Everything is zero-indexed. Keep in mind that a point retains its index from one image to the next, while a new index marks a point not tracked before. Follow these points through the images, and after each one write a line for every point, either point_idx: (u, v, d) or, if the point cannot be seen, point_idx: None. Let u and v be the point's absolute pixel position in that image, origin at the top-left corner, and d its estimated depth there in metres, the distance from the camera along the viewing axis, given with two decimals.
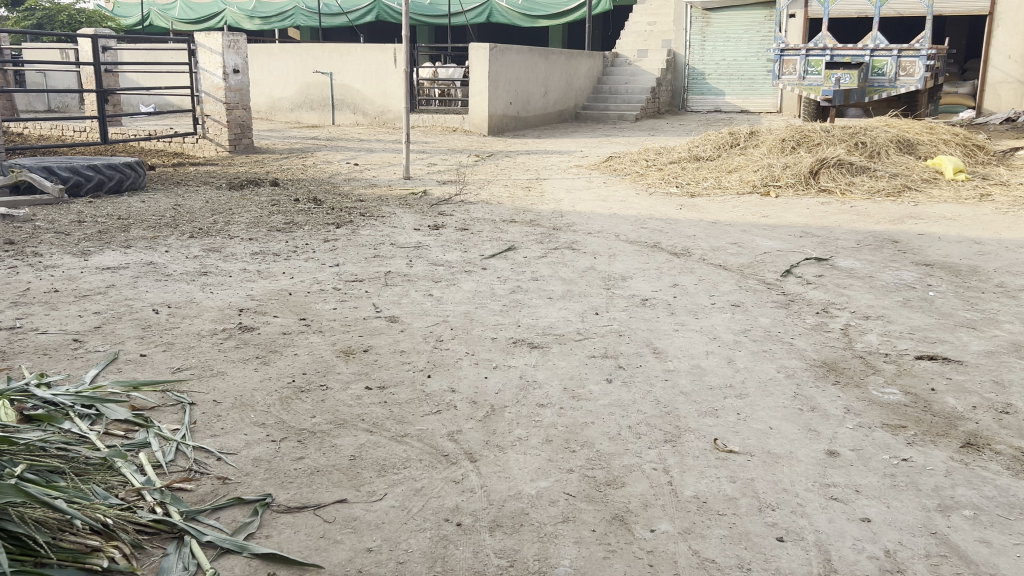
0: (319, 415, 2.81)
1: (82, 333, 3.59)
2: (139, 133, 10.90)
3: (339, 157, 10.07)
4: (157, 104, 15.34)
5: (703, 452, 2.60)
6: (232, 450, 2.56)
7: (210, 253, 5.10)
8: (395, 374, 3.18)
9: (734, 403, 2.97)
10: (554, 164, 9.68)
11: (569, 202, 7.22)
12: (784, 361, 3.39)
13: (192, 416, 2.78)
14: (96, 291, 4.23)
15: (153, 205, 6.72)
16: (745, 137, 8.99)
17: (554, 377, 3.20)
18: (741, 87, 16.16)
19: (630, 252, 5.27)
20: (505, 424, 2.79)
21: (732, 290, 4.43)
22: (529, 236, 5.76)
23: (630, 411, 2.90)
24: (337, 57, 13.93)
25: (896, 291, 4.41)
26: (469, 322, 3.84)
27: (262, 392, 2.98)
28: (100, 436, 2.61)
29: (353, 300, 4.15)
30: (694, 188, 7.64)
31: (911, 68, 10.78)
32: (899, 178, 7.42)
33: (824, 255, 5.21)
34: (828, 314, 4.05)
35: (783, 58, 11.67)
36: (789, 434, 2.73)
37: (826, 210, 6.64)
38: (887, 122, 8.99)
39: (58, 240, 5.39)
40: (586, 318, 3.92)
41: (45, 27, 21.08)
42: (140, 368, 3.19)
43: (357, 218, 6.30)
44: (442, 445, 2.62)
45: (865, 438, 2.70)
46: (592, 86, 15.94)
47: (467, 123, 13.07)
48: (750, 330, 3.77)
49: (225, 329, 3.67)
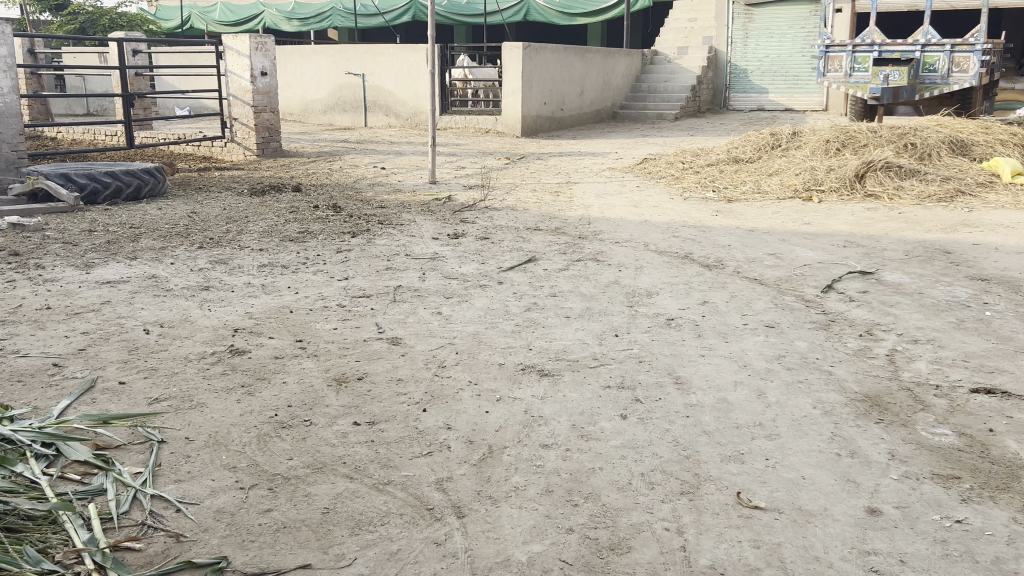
0: (297, 458, 2.54)
1: (64, 356, 3.37)
2: (169, 137, 10.81)
3: (366, 160, 9.88)
4: (192, 107, 15.37)
5: (724, 508, 2.28)
6: (195, 499, 2.30)
7: (217, 265, 4.89)
8: (387, 408, 2.90)
9: (763, 446, 2.63)
10: (587, 167, 9.36)
11: (598, 208, 6.91)
12: (821, 395, 3.03)
13: (158, 457, 2.53)
14: (89, 308, 4.02)
15: (169, 213, 6.57)
16: (787, 137, 8.58)
17: (562, 412, 2.89)
18: (785, 84, 15.64)
19: (659, 264, 4.93)
20: (501, 470, 2.49)
21: (766, 308, 4.07)
22: (552, 246, 5.45)
23: (644, 455, 2.59)
24: (370, 58, 13.75)
25: (949, 311, 4.02)
26: (476, 345, 3.55)
27: (239, 428, 2.73)
28: (55, 480, 2.37)
29: (355, 319, 3.89)
30: (731, 192, 7.26)
31: (965, 64, 10.20)
32: (951, 182, 6.96)
33: (869, 268, 4.81)
34: (872, 336, 3.69)
35: (828, 54, 11.20)
36: (825, 486, 2.39)
37: (872, 216, 6.23)
38: (940, 121, 8.51)
39: (65, 250, 5.23)
40: (604, 341, 3.61)
41: (87, 30, 21.37)
42: (116, 398, 2.96)
43: (375, 226, 6.06)
44: (428, 497, 2.33)
45: (912, 492, 2.35)
46: (630, 85, 15.55)
47: (500, 124, 12.79)
48: (784, 356, 3.42)
49: (215, 353, 3.43)
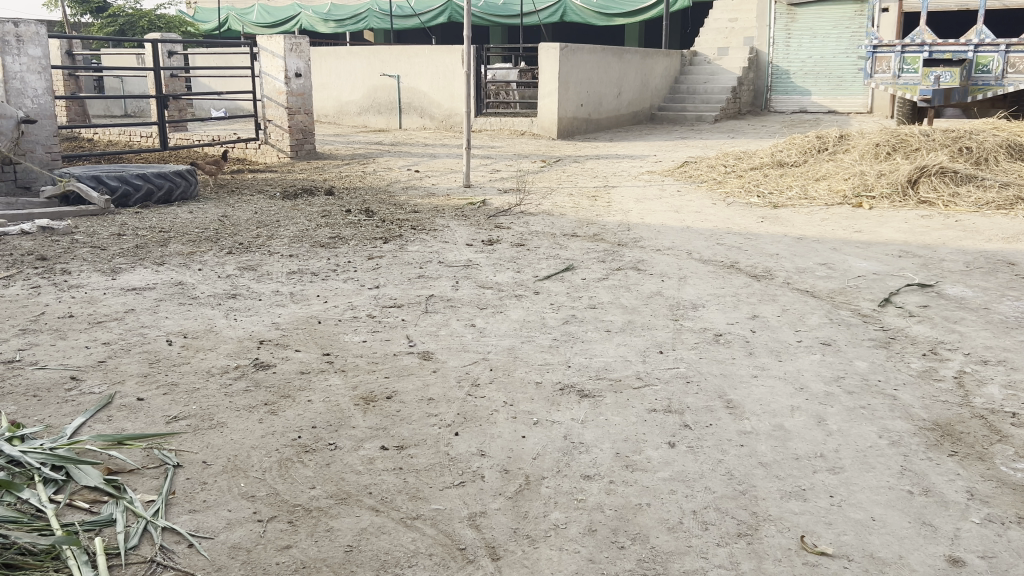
0: (320, 486, 2.37)
1: (82, 369, 3.23)
2: (203, 139, 10.76)
3: (400, 163, 9.74)
4: (227, 109, 15.41)
5: (786, 554, 2.07)
6: (209, 533, 2.14)
7: (245, 272, 4.75)
8: (417, 431, 2.71)
9: (826, 481, 2.41)
10: (624, 170, 9.12)
11: (637, 213, 6.68)
12: (887, 423, 2.79)
13: (173, 483, 2.37)
14: (112, 317, 3.90)
15: (200, 216, 6.47)
16: (834, 140, 8.29)
17: (604, 439, 2.68)
18: (828, 86, 15.22)
19: (702, 274, 4.70)
20: (539, 504, 2.29)
21: (821, 324, 3.83)
22: (590, 253, 5.23)
23: (695, 490, 2.37)
24: (405, 59, 13.63)
25: (1019, 329, 3.74)
26: (511, 361, 3.36)
27: (260, 452, 2.56)
28: (62, 509, 2.22)
29: (385, 332, 3.71)
30: (776, 198, 7.00)
31: (1020, 65, 9.83)
32: (1011, 188, 6.62)
33: (928, 281, 4.53)
34: (936, 356, 3.43)
35: (875, 55, 10.79)
36: (898, 530, 2.16)
37: (928, 224, 5.93)
38: (995, 124, 8.18)
39: (93, 255, 5.14)
40: (648, 358, 3.39)
41: (126, 32, 21.53)
42: (133, 416, 2.81)
43: (407, 231, 5.88)
44: (459, 535, 2.14)
45: (998, 539, 2.11)
46: (668, 86, 15.27)
47: (536, 126, 12.60)
48: (844, 378, 3.18)
49: (239, 367, 3.27)
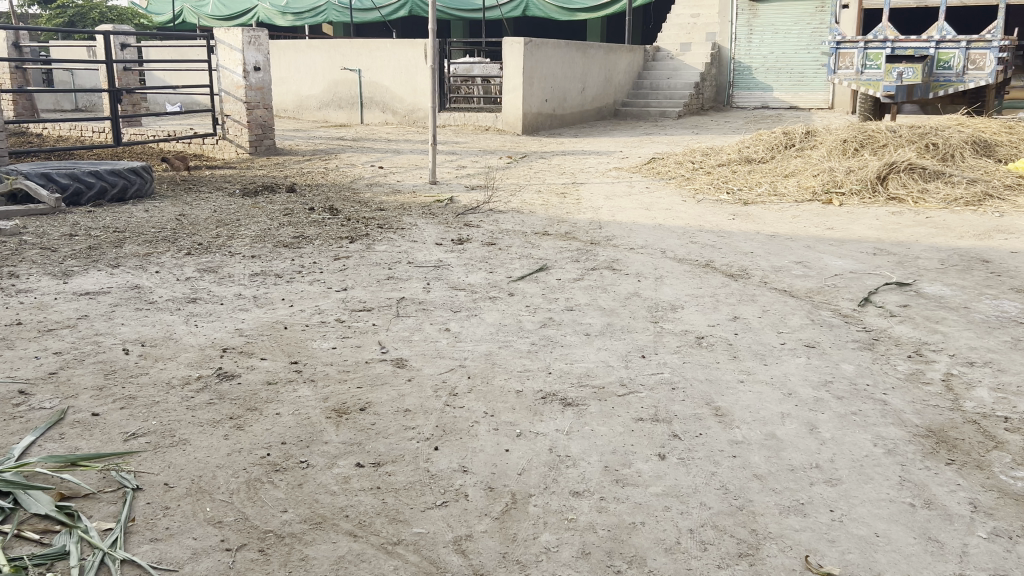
0: (293, 510, 2.21)
1: (32, 382, 3.02)
2: (158, 135, 10.42)
3: (363, 159, 9.52)
4: (183, 103, 15.00)
5: None
6: (173, 565, 1.97)
7: (205, 274, 4.55)
8: (394, 446, 2.56)
9: (825, 494, 2.31)
10: (592, 166, 9.02)
11: (607, 211, 6.56)
12: (880, 430, 2.70)
13: (132, 509, 2.19)
14: (63, 324, 3.67)
15: (156, 215, 6.22)
16: (801, 137, 8.28)
17: (592, 451, 2.56)
18: (790, 82, 15.33)
19: (679, 273, 4.61)
20: (528, 525, 2.16)
21: (802, 325, 3.75)
22: (563, 253, 5.11)
23: (691, 506, 2.26)
24: (366, 53, 13.40)
25: (1001, 328, 3.70)
26: (489, 367, 3.22)
27: (226, 472, 2.39)
28: (8, 541, 2.03)
29: (356, 337, 3.54)
30: (747, 195, 6.94)
31: (981, 61, 9.92)
32: (978, 185, 6.64)
33: (906, 279, 4.48)
34: (922, 358, 3.37)
35: (839, 51, 10.83)
36: (904, 547, 2.07)
37: (899, 221, 5.92)
38: (959, 121, 8.24)
39: (43, 257, 4.88)
40: (631, 363, 3.28)
41: (76, 24, 20.90)
42: (87, 434, 2.61)
43: (374, 230, 5.70)
44: (445, 561, 2.01)
45: (1007, 555, 2.03)
46: (631, 81, 15.23)
47: (500, 122, 12.45)
48: (832, 382, 3.09)
49: (201, 377, 3.09)
